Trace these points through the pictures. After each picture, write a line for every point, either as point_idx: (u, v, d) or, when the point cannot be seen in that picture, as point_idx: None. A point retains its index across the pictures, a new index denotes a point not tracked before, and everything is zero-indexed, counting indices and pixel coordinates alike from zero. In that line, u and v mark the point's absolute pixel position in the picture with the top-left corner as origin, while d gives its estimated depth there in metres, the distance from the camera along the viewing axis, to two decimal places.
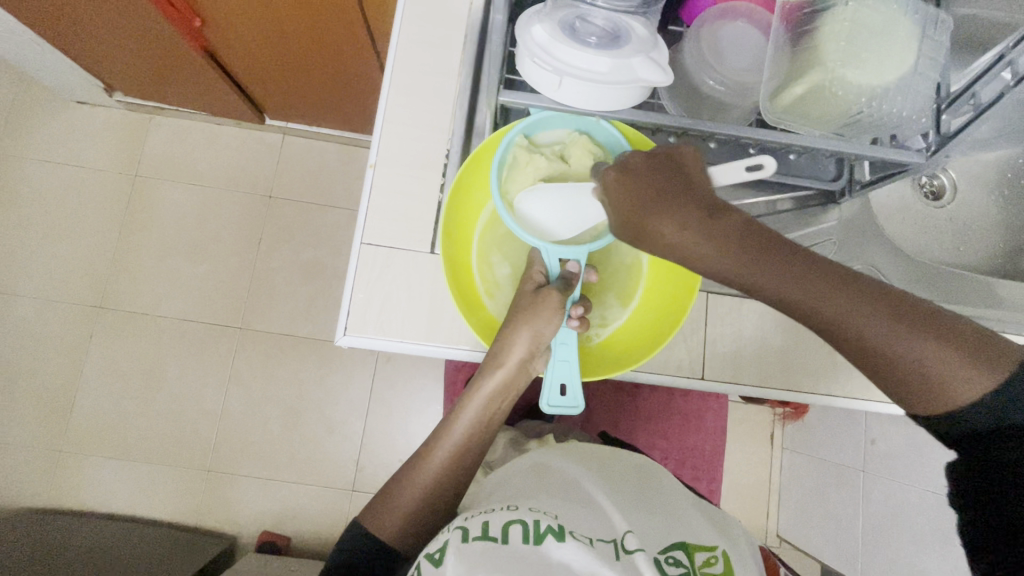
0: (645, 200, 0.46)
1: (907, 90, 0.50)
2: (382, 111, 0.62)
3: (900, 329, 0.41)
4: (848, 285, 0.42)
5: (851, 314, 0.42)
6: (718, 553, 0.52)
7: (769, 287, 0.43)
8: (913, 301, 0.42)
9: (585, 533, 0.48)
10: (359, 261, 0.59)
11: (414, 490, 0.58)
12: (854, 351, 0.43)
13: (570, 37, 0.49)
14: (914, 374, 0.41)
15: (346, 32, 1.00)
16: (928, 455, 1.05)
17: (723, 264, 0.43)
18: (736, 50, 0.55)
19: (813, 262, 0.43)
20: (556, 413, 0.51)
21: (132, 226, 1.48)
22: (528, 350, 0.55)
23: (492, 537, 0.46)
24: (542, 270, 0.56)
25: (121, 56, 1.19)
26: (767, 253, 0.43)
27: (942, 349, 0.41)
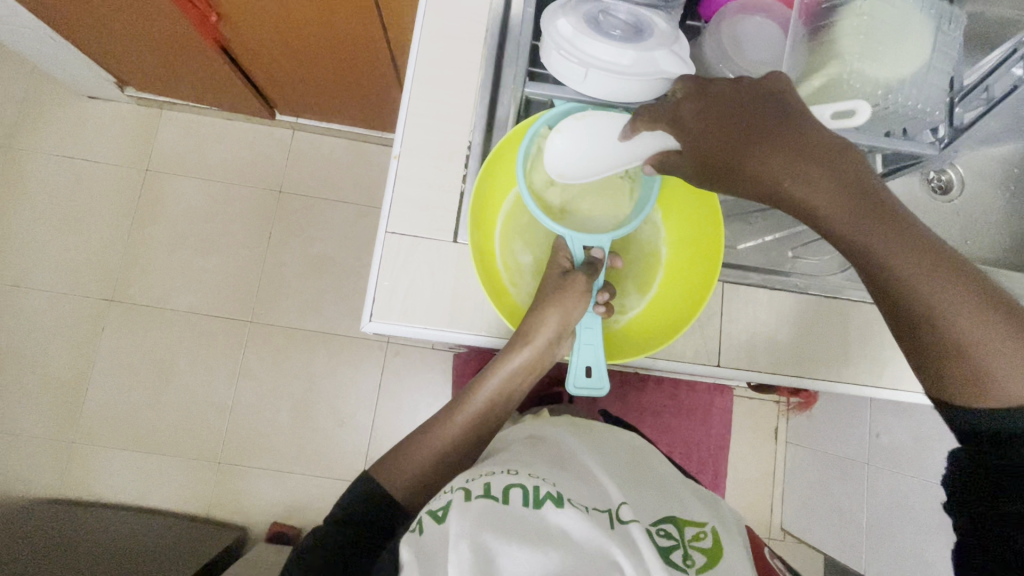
0: (734, 133, 0.45)
1: (922, 83, 0.51)
2: (405, 100, 0.64)
3: (975, 312, 0.41)
4: (938, 258, 0.41)
5: (919, 282, 0.41)
6: (707, 529, 0.54)
7: (845, 237, 0.42)
8: (996, 292, 0.42)
9: (582, 501, 0.49)
10: (384, 247, 0.61)
11: (428, 451, 0.59)
12: (905, 317, 0.43)
13: (595, 31, 0.50)
14: (961, 354, 0.42)
15: (361, 28, 1.02)
16: (932, 447, 1.07)
17: (805, 198, 0.43)
18: (755, 44, 0.56)
19: (910, 227, 0.42)
20: (580, 394, 0.53)
21: (144, 221, 1.49)
22: (556, 331, 0.57)
23: (494, 497, 0.47)
24: (568, 255, 0.58)
25: (135, 51, 1.20)
26: (857, 207, 0.42)
27: (1011, 342, 0.40)
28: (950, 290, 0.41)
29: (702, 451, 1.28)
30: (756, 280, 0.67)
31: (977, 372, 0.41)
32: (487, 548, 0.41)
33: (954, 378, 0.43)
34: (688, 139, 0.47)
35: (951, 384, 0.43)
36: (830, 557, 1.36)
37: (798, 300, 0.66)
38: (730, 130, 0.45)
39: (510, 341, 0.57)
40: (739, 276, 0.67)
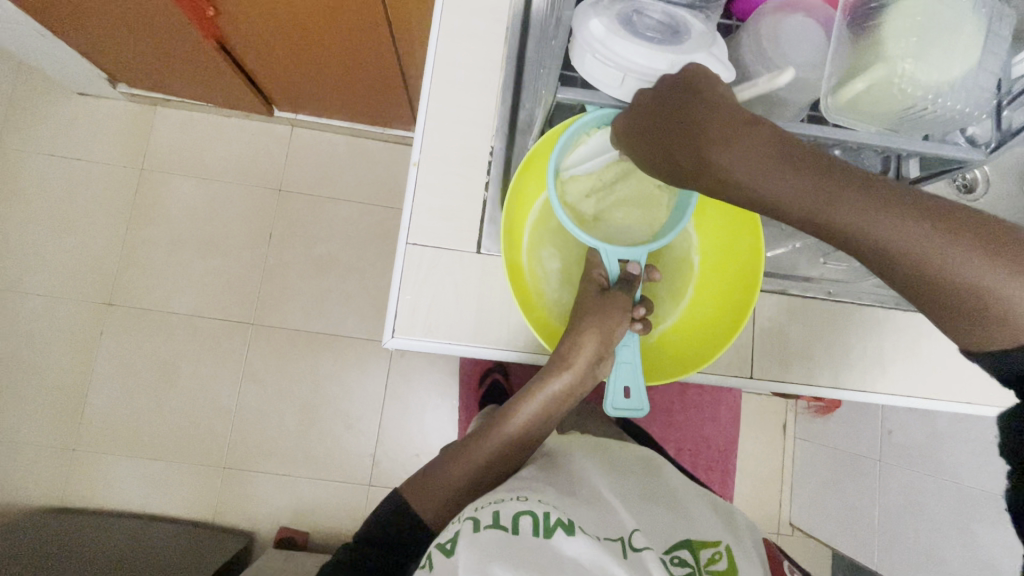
0: (669, 127, 0.43)
1: (973, 85, 0.49)
2: (424, 108, 0.62)
3: (965, 258, 0.39)
4: (908, 213, 0.39)
5: (896, 231, 0.39)
6: (722, 549, 0.51)
7: (812, 211, 0.40)
8: (988, 225, 0.39)
9: (593, 529, 0.47)
10: (405, 261, 0.59)
11: (461, 473, 0.57)
12: (899, 275, 0.41)
13: (630, 32, 0.47)
14: (968, 294, 0.39)
15: (366, 24, 0.98)
16: (947, 445, 1.07)
17: (756, 182, 0.41)
18: (797, 44, 0.54)
19: (868, 186, 0.39)
20: (620, 416, 0.52)
21: (140, 222, 1.45)
22: (597, 353, 0.55)
23: (503, 527, 0.45)
24: (604, 271, 0.56)
25: (129, 47, 1.16)
26: (809, 175, 0.40)
27: (1003, 263, 0.38)
28: (931, 241, 0.39)
29: (712, 449, 1.34)
30: (795, 291, 0.65)
31: (988, 314, 0.39)
32: None
33: (967, 325, 0.41)
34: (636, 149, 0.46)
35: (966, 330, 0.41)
36: (840, 553, 1.36)
37: (831, 305, 0.65)
38: (669, 127, 0.43)
39: (549, 364, 0.56)
40: (781, 287, 0.65)
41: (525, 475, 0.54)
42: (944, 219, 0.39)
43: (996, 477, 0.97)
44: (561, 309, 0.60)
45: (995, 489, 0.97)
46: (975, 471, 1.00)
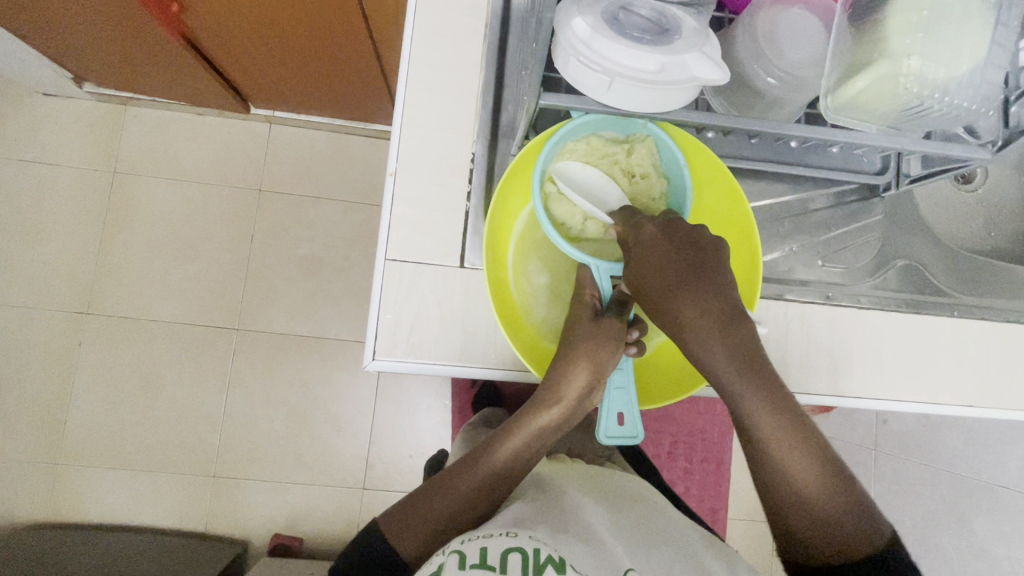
0: (675, 275, 0.49)
1: (980, 81, 0.45)
2: (399, 113, 0.58)
3: (809, 475, 0.49)
4: (796, 426, 0.49)
5: (775, 440, 0.49)
6: None
7: (732, 387, 0.49)
8: (838, 462, 0.50)
9: (585, 567, 0.44)
10: (384, 279, 0.56)
11: (444, 506, 0.53)
12: (765, 469, 0.50)
13: (616, 31, 0.44)
14: (797, 504, 0.49)
15: (340, 17, 0.93)
16: (943, 435, 1.06)
17: (711, 346, 0.49)
18: (794, 40, 0.52)
19: (783, 394, 0.50)
20: (613, 443, 0.50)
21: (115, 228, 1.40)
22: (588, 382, 0.54)
23: (491, 567, 0.42)
24: (596, 290, 0.54)
25: (92, 46, 1.10)
26: (750, 367, 0.49)
27: (832, 500, 0.49)
28: (798, 451, 0.49)
29: (709, 437, 1.30)
30: (793, 295, 0.64)
31: (815, 526, 0.49)
32: None
33: (801, 530, 0.49)
34: (645, 266, 0.49)
35: (795, 534, 0.50)
36: None
37: (831, 312, 0.63)
38: (674, 272, 0.49)
39: (541, 392, 0.55)
40: (779, 292, 0.63)
41: (517, 507, 0.52)
42: (813, 449, 0.49)
43: (992, 468, 0.97)
44: (550, 329, 0.58)
45: (992, 480, 0.97)
46: (971, 461, 1.00)
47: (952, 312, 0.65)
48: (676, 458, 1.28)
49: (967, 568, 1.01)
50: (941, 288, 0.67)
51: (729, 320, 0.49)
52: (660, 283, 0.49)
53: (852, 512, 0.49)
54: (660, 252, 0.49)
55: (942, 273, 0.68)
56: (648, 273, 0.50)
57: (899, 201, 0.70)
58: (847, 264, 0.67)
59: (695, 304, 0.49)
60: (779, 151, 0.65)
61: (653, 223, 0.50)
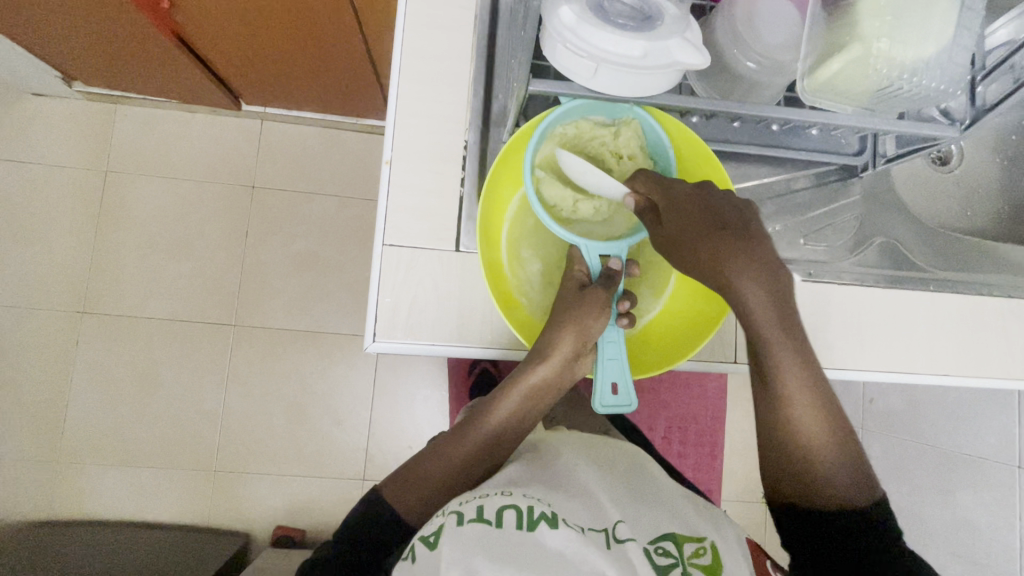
0: (715, 230, 0.50)
1: (947, 62, 0.48)
2: (393, 102, 0.60)
3: (821, 434, 0.53)
4: (820, 391, 0.53)
5: (798, 399, 0.53)
6: (707, 544, 0.50)
7: (767, 344, 0.52)
8: (846, 425, 0.55)
9: (577, 521, 0.47)
10: (382, 263, 0.58)
11: (439, 471, 0.56)
12: (783, 424, 0.54)
13: (600, 19, 0.45)
14: (805, 459, 0.53)
15: (330, 12, 0.95)
16: (926, 411, 1.10)
17: (755, 304, 0.50)
18: (771, 25, 0.54)
19: (812, 357, 0.53)
20: (609, 412, 0.53)
21: (109, 227, 1.40)
22: (574, 349, 0.56)
23: (487, 521, 0.45)
24: (585, 267, 0.56)
25: (82, 44, 1.10)
26: (787, 329, 0.52)
27: (836, 459, 0.53)
28: (815, 411, 0.53)
29: (701, 420, 1.32)
30: None
31: (816, 479, 0.53)
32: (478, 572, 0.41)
33: (804, 481, 0.54)
34: (678, 219, 0.50)
35: (796, 484, 0.54)
36: None
37: (812, 286, 0.66)
38: (721, 226, 0.50)
39: (528, 358, 0.57)
40: None
41: (514, 469, 0.55)
42: (829, 413, 0.53)
43: (973, 440, 1.01)
44: (542, 308, 0.61)
45: (972, 452, 1.00)
46: (952, 434, 1.04)
47: (929, 288, 0.67)
48: (670, 442, 1.30)
49: (950, 536, 1.05)
50: (918, 264, 0.70)
51: (777, 286, 0.50)
52: (700, 234, 0.50)
53: (852, 475, 0.53)
54: (695, 214, 0.50)
55: (919, 250, 0.71)
56: (691, 224, 0.50)
57: (877, 182, 0.72)
58: (826, 243, 0.70)
59: (746, 267, 0.49)
60: (761, 135, 0.67)
61: (691, 179, 0.52)
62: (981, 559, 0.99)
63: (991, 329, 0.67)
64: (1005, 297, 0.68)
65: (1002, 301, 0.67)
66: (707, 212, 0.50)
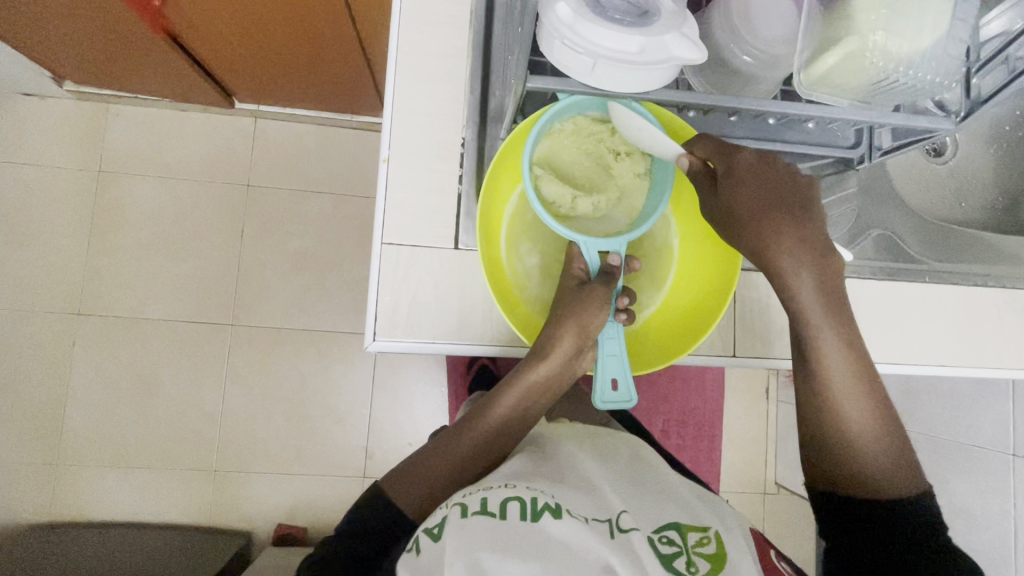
0: (769, 205, 0.51)
1: (942, 54, 0.48)
2: (389, 99, 0.60)
3: (862, 423, 0.55)
4: (864, 380, 0.55)
5: (841, 386, 0.55)
6: (711, 534, 0.51)
7: (812, 328, 0.54)
8: (890, 414, 0.56)
9: (581, 511, 0.48)
10: (381, 261, 0.58)
11: (439, 465, 0.56)
12: (825, 410, 0.56)
13: (597, 14, 0.45)
14: (846, 445, 0.56)
15: (323, 8, 0.94)
16: (923, 399, 1.10)
17: (800, 287, 0.52)
18: (769, 18, 0.54)
19: (857, 343, 0.55)
20: (609, 408, 0.54)
21: (104, 228, 1.39)
22: (575, 345, 0.57)
23: (491, 513, 0.46)
24: (583, 264, 0.57)
25: (73, 44, 1.09)
26: (833, 315, 0.53)
27: (878, 450, 0.55)
28: (859, 397, 0.55)
29: (699, 413, 1.33)
30: None
31: (856, 464, 0.55)
32: (483, 563, 0.41)
33: (844, 465, 0.56)
34: (736, 190, 0.51)
35: (836, 469, 0.56)
36: None
37: None
38: (778, 203, 0.51)
39: (529, 355, 0.57)
40: None
41: (517, 462, 0.55)
42: (873, 402, 0.55)
43: (968, 429, 1.01)
44: (542, 305, 0.61)
45: (968, 440, 1.01)
46: (948, 423, 1.05)
47: (924, 279, 0.68)
48: (670, 436, 1.31)
49: (946, 523, 1.06)
50: (914, 257, 0.70)
51: (829, 269, 0.52)
52: (756, 207, 0.51)
53: (894, 465, 0.55)
54: (759, 191, 0.51)
55: (915, 242, 0.71)
56: (748, 198, 0.51)
57: (872, 175, 0.73)
58: None
59: (800, 250, 0.51)
60: (758, 127, 0.66)
61: (750, 153, 0.52)
62: (977, 546, 1.00)
63: (986, 318, 0.68)
64: (999, 287, 0.69)
65: (996, 291, 0.68)
66: (769, 188, 0.51)
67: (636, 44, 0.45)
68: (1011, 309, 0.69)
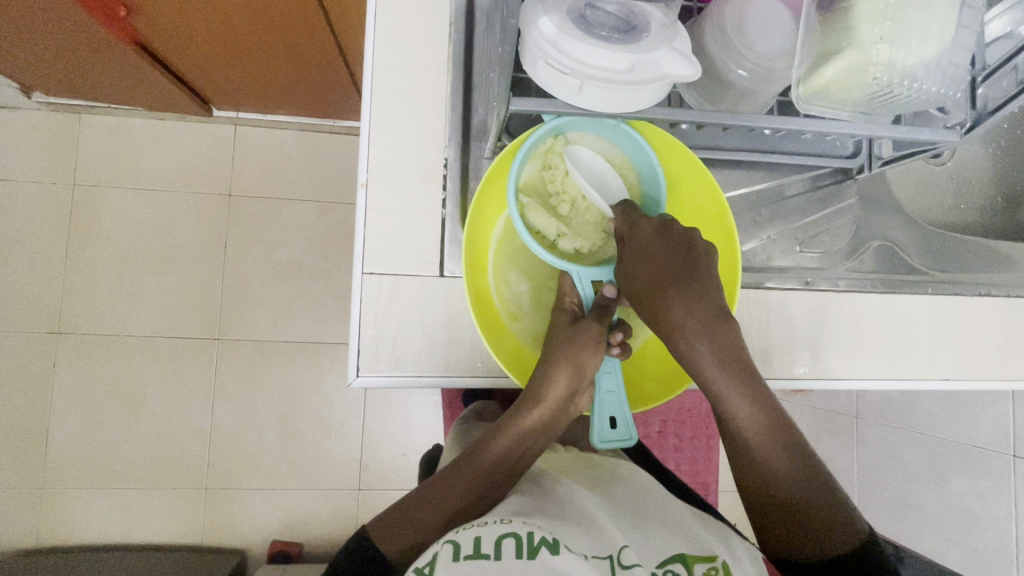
0: (666, 274, 0.51)
1: (948, 65, 0.45)
2: (366, 121, 0.57)
3: (787, 476, 0.51)
4: (779, 431, 0.52)
5: (756, 440, 0.52)
6: (719, 564, 0.47)
7: (715, 385, 0.52)
8: (818, 466, 0.52)
9: (581, 547, 0.45)
10: (362, 292, 0.55)
11: (428, 511, 0.53)
12: (744, 465, 0.53)
13: (583, 31, 0.42)
14: (774, 500, 0.51)
15: (298, 13, 0.90)
16: (921, 399, 1.09)
17: (695, 347, 0.51)
18: (764, 30, 0.51)
19: (765, 396, 0.52)
20: (608, 447, 0.51)
21: (81, 243, 1.35)
22: (570, 388, 0.55)
23: (486, 555, 0.43)
24: (576, 297, 0.56)
25: (39, 54, 1.04)
26: (735, 371, 0.51)
27: (810, 500, 0.51)
28: (777, 452, 0.52)
29: (696, 416, 1.32)
30: (773, 283, 0.64)
31: (795, 523, 0.50)
32: None
33: (780, 526, 0.51)
34: (640, 261, 0.51)
35: (775, 531, 0.52)
36: None
37: (809, 295, 0.64)
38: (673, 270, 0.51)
39: (524, 399, 0.56)
40: (759, 280, 0.64)
41: (513, 498, 0.53)
42: (794, 453, 0.52)
43: (967, 428, 1.00)
44: (532, 336, 0.60)
45: (967, 440, 1.00)
46: (946, 422, 1.04)
47: (925, 289, 0.66)
48: (666, 439, 1.29)
49: (947, 523, 1.05)
50: (915, 266, 0.68)
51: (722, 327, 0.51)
52: (650, 278, 0.51)
53: (829, 512, 0.50)
54: (657, 258, 0.51)
55: (915, 250, 0.69)
56: (643, 269, 0.51)
57: (871, 182, 0.70)
58: (824, 249, 0.69)
59: (688, 306, 0.51)
60: (753, 140, 0.66)
61: (649, 222, 0.52)
62: (979, 546, 1.00)
63: (989, 327, 0.66)
64: (1005, 295, 0.67)
65: (1003, 300, 0.66)
66: (670, 256, 0.51)
67: (624, 60, 0.42)
68: (1013, 317, 0.67)
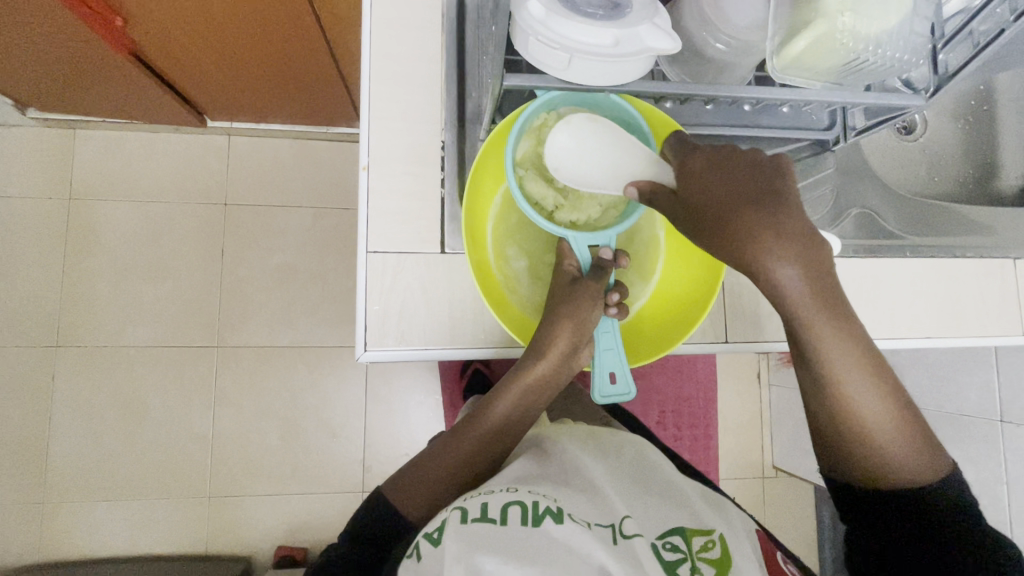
0: (730, 201, 0.46)
1: (909, 32, 0.49)
2: (365, 106, 0.60)
3: (883, 414, 0.51)
4: (870, 362, 0.50)
5: (846, 380, 0.50)
6: (715, 537, 0.49)
7: (806, 319, 0.48)
8: (904, 394, 0.52)
9: (584, 516, 0.47)
10: (367, 270, 0.58)
11: (440, 470, 0.56)
12: (833, 416, 0.52)
13: (569, 10, 0.45)
14: (870, 446, 0.52)
15: (292, 20, 0.93)
16: (911, 374, 1.12)
17: (783, 284, 0.46)
18: (740, 5, 0.55)
19: (853, 323, 0.50)
20: (609, 401, 0.54)
21: (77, 256, 1.35)
22: (571, 344, 0.58)
23: (492, 519, 0.45)
24: (575, 261, 0.59)
25: (35, 68, 1.05)
26: (826, 300, 0.47)
27: (900, 434, 0.51)
28: (869, 388, 0.51)
29: (694, 402, 1.34)
30: None
31: (882, 459, 0.52)
32: (480, 566, 0.41)
33: (859, 460, 0.53)
34: (697, 190, 0.47)
35: (860, 464, 0.53)
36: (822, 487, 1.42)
37: None
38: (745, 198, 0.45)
39: (524, 359, 0.58)
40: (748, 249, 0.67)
41: (519, 466, 0.55)
42: (882, 383, 0.51)
43: (956, 399, 1.03)
44: (532, 306, 0.62)
45: (957, 410, 1.03)
46: (935, 394, 1.07)
47: (904, 253, 0.70)
48: (666, 426, 1.30)
49: None
50: (892, 231, 0.72)
51: (820, 266, 0.45)
52: (712, 205, 0.46)
53: (913, 446, 0.52)
54: (725, 184, 0.46)
55: (892, 217, 0.73)
56: (703, 197, 0.47)
57: (850, 154, 0.75)
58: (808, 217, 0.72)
59: (785, 249, 0.44)
60: (734, 115, 0.69)
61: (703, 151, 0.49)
62: None
63: (964, 290, 0.70)
64: (981, 257, 0.71)
65: (977, 261, 0.70)
66: (737, 183, 0.46)
67: (609, 36, 0.45)
68: (989, 278, 0.70)
